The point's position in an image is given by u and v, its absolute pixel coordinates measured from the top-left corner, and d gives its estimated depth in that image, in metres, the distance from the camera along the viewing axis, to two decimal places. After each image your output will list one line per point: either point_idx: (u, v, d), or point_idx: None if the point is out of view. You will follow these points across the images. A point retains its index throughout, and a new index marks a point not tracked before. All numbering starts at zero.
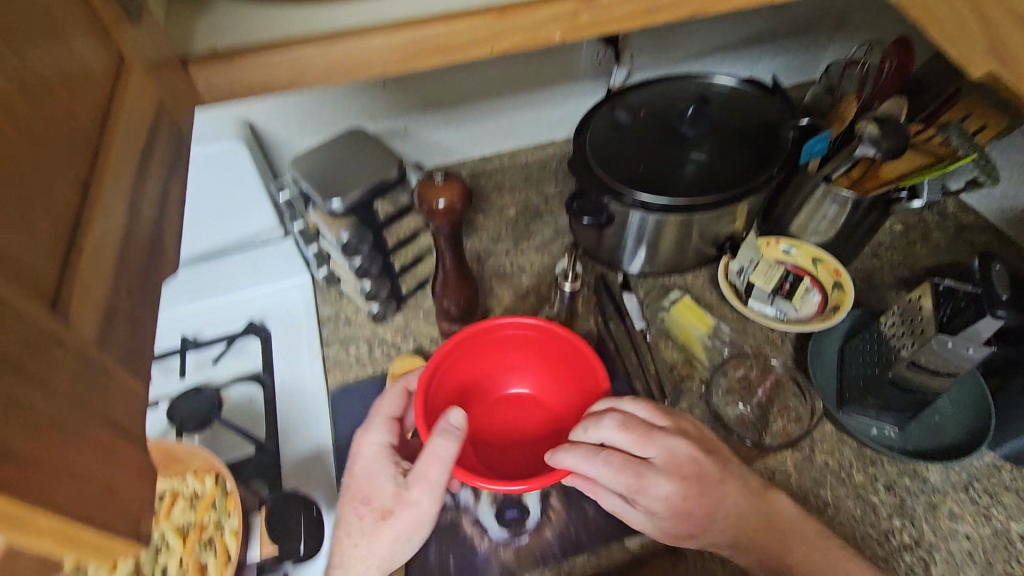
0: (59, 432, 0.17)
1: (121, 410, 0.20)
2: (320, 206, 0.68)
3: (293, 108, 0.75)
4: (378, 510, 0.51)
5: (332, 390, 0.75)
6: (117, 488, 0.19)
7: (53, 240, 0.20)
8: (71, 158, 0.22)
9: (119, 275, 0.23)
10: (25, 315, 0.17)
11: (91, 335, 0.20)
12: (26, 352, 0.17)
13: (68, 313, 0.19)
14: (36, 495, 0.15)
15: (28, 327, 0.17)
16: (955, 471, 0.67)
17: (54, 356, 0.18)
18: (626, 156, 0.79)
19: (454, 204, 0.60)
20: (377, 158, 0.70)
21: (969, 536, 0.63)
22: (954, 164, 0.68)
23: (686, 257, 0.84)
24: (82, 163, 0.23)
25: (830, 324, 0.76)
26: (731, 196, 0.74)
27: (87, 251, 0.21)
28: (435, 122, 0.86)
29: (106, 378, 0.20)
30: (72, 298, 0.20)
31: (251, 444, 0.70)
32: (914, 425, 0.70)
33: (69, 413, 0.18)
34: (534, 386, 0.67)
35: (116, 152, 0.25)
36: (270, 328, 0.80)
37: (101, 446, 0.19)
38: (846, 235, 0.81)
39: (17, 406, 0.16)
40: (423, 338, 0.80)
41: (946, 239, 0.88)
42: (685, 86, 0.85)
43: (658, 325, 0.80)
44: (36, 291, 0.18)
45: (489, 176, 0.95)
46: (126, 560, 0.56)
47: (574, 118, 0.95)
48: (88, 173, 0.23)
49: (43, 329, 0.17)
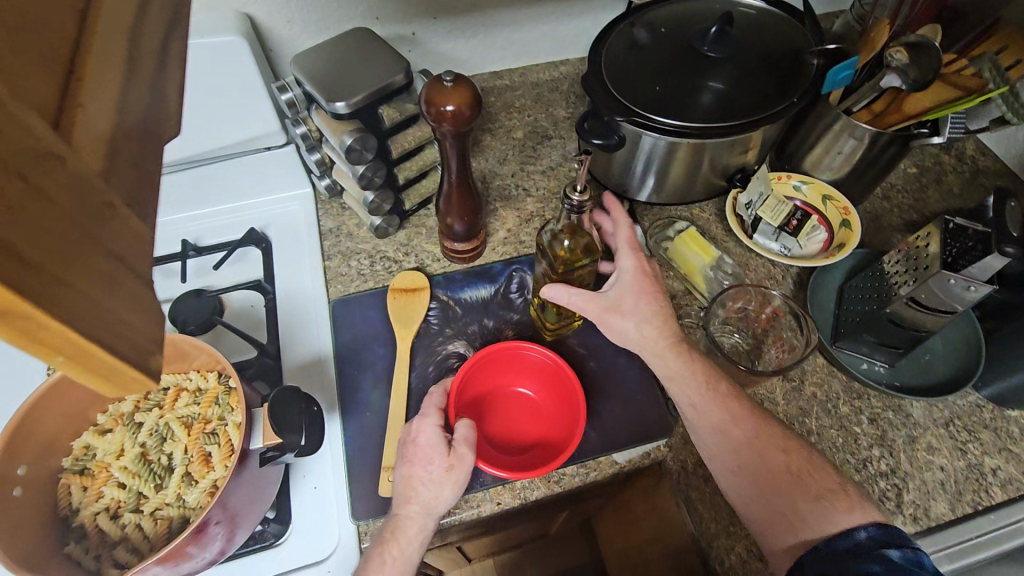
0: (66, 247, 0.16)
1: (127, 245, 0.20)
2: (324, 109, 0.66)
3: (297, 4, 0.71)
4: (444, 466, 0.56)
5: (332, 301, 0.75)
6: (126, 318, 0.19)
7: (53, 61, 0.19)
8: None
9: (124, 116, 0.22)
10: (27, 123, 0.16)
11: (96, 165, 0.19)
12: (28, 161, 0.16)
13: (72, 136, 0.18)
14: (44, 300, 0.15)
15: (29, 136, 0.16)
16: (938, 408, 0.69)
17: (57, 173, 0.17)
18: (643, 76, 0.75)
19: (463, 109, 0.58)
20: (384, 61, 0.67)
21: (943, 467, 0.66)
22: (980, 97, 0.64)
23: (695, 188, 0.82)
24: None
25: (834, 261, 0.75)
26: (749, 123, 0.71)
27: (89, 81, 0.20)
28: (445, 31, 0.82)
29: (112, 210, 0.19)
30: (75, 122, 0.19)
31: (252, 348, 0.71)
32: (904, 363, 0.71)
33: (75, 234, 0.17)
34: (540, 399, 0.68)
35: None
36: (271, 237, 0.80)
37: (108, 273, 0.18)
38: (860, 173, 0.80)
39: (18, 208, 0.15)
40: (425, 255, 0.79)
41: (960, 184, 0.87)
42: (711, 5, 0.80)
43: (661, 255, 0.80)
44: (38, 107, 0.17)
45: (497, 94, 0.91)
46: (133, 446, 0.58)
47: (590, 36, 0.91)
48: (86, 1, 0.21)
49: (45, 144, 0.17)
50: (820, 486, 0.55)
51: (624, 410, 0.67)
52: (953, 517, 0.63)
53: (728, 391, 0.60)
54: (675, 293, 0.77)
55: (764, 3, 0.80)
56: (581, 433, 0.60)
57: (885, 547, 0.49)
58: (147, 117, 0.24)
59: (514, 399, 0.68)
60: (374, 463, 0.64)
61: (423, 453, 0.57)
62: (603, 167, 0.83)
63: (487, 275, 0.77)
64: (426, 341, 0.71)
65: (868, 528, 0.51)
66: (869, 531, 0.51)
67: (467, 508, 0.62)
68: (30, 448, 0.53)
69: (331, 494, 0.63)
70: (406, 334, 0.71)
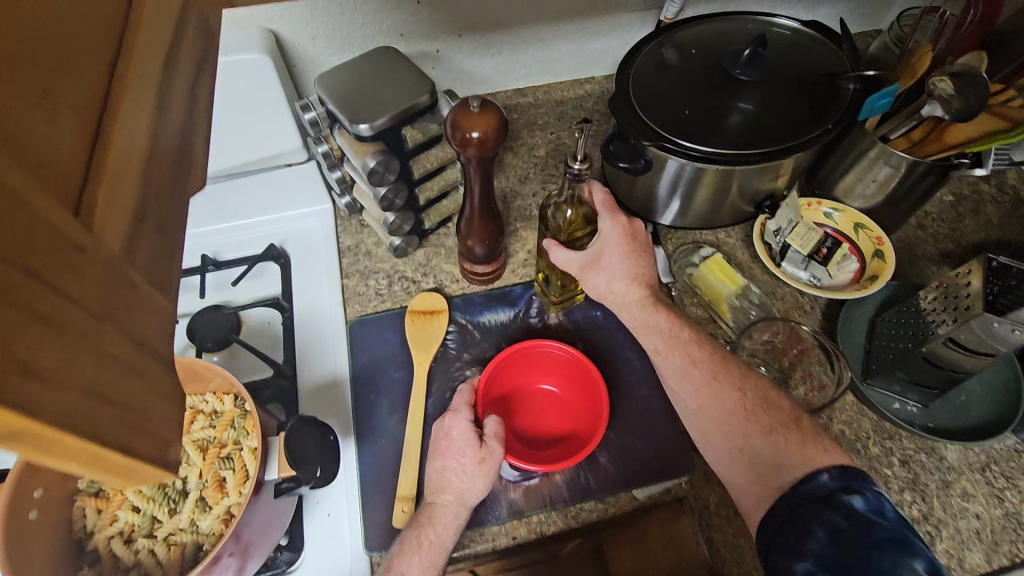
0: (84, 346, 0.15)
1: (147, 328, 0.19)
2: (347, 129, 0.65)
3: (322, 22, 0.70)
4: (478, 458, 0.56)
5: (350, 321, 0.74)
6: (144, 409, 0.18)
7: (79, 134, 0.18)
8: (93, 42, 0.19)
9: (151, 184, 0.21)
10: (47, 217, 0.15)
11: (119, 245, 0.18)
12: (47, 258, 0.15)
13: (94, 218, 0.17)
14: (58, 413, 0.14)
15: (49, 229, 0.15)
16: (974, 452, 0.66)
17: (76, 265, 0.16)
18: (672, 98, 0.74)
19: (489, 136, 0.56)
20: (408, 81, 0.66)
21: (979, 516, 0.63)
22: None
23: (722, 213, 0.80)
24: (106, 48, 0.20)
25: (866, 294, 0.73)
26: (781, 149, 0.69)
27: (115, 152, 0.19)
28: (470, 48, 0.81)
29: (134, 293, 0.18)
30: (98, 201, 0.18)
31: (269, 368, 0.71)
32: (938, 403, 0.68)
33: (94, 331, 0.16)
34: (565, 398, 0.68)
35: (143, 37, 0.22)
36: (290, 254, 0.79)
37: (128, 365, 0.17)
38: (894, 202, 0.77)
39: (35, 314, 0.14)
40: (444, 276, 0.78)
41: (999, 214, 0.84)
42: (743, 27, 0.78)
43: (686, 281, 0.78)
44: (59, 191, 0.16)
45: (521, 112, 0.90)
46: None
47: (617, 54, 0.89)
48: (113, 60, 0.20)
49: (66, 236, 0.15)
50: (771, 421, 0.56)
51: (645, 444, 0.65)
52: (988, 569, 0.60)
53: (689, 337, 0.61)
54: (699, 322, 0.75)
55: (799, 25, 0.78)
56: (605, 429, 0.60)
57: (847, 488, 0.47)
58: (173, 177, 0.23)
59: (538, 397, 0.68)
60: (388, 492, 0.63)
61: (456, 446, 0.57)
62: (628, 189, 0.81)
63: (507, 298, 0.76)
64: (444, 366, 0.70)
65: (831, 470, 0.49)
66: (830, 472, 0.49)
67: (482, 542, 0.60)
68: (48, 472, 0.52)
69: (345, 522, 0.62)
70: (424, 358, 0.70)
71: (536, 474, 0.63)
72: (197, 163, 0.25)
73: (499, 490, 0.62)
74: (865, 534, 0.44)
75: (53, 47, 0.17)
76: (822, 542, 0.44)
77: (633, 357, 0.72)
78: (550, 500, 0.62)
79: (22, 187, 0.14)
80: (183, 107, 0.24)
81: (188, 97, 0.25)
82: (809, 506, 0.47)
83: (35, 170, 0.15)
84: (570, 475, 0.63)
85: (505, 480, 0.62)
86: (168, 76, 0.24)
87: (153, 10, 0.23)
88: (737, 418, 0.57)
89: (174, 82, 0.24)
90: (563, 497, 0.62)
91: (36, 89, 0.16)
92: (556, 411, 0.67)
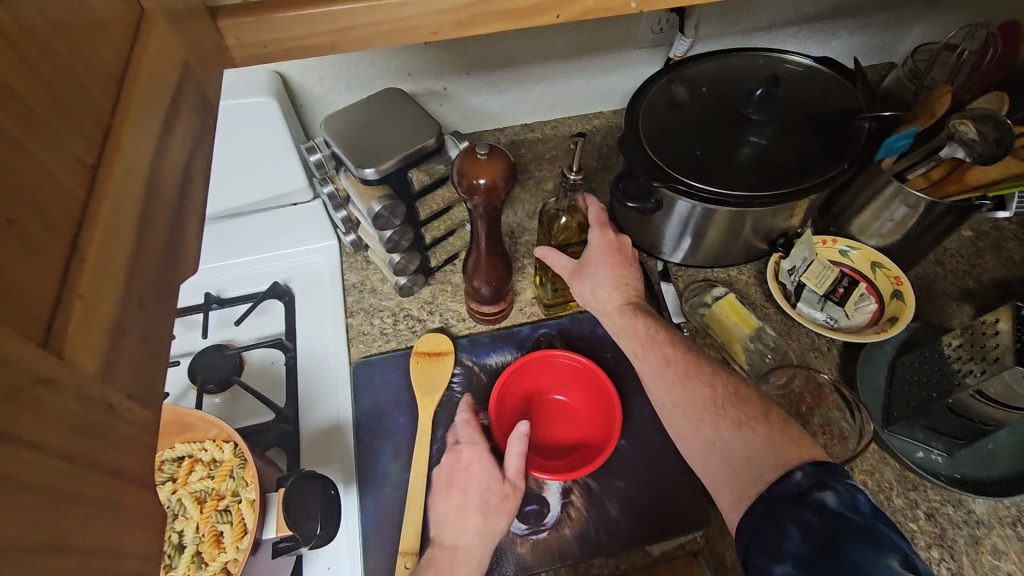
0: (49, 499, 0.14)
1: (124, 453, 0.17)
2: (353, 173, 0.64)
3: (329, 63, 0.70)
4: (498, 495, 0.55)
5: (354, 362, 0.73)
6: (120, 548, 0.16)
7: (54, 245, 0.17)
8: (74, 143, 0.18)
9: (134, 285, 0.20)
10: (10, 357, 0.14)
11: (94, 366, 0.17)
12: (10, 404, 0.13)
13: (68, 342, 0.16)
14: None
15: (12, 370, 0.14)
16: (1004, 504, 0.63)
17: (44, 404, 0.14)
18: (682, 137, 0.72)
19: (496, 183, 0.55)
20: (415, 123, 0.66)
21: (1012, 575, 0.60)
22: None
23: (735, 250, 0.78)
24: (89, 148, 0.19)
25: (885, 337, 0.71)
26: (796, 191, 0.67)
27: (95, 259, 0.18)
28: (477, 86, 0.80)
29: (110, 416, 0.17)
30: (72, 322, 0.16)
31: (271, 411, 0.69)
32: (964, 453, 0.65)
33: (62, 475, 0.15)
34: (574, 402, 0.66)
35: (131, 121, 0.21)
36: (294, 292, 0.78)
37: (101, 502, 0.16)
38: (912, 241, 0.75)
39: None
40: (450, 315, 0.77)
41: (1020, 251, 0.81)
42: (754, 64, 0.77)
43: (698, 321, 0.76)
44: (27, 322, 0.15)
45: (528, 146, 0.89)
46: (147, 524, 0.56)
47: (625, 89, 0.89)
48: (97, 157, 0.19)
49: (33, 373, 0.14)
50: (738, 415, 0.52)
51: (658, 495, 0.62)
52: None
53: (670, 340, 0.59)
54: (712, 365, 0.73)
55: (811, 62, 0.77)
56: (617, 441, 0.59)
57: (820, 485, 0.44)
58: (157, 269, 0.21)
59: (547, 406, 0.66)
60: (391, 544, 0.60)
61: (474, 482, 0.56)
62: (637, 226, 0.80)
63: (514, 339, 0.74)
64: (449, 410, 0.68)
65: (803, 466, 0.45)
66: (804, 470, 0.45)
67: None
68: None
69: None
70: (429, 402, 0.68)
71: (545, 527, 0.60)
72: (190, 249, 0.24)
73: (506, 545, 0.60)
74: (837, 528, 0.41)
75: (27, 155, 0.16)
76: (796, 541, 0.41)
77: (644, 402, 0.69)
78: (559, 555, 0.59)
79: None
80: (172, 189, 0.23)
81: (179, 177, 0.24)
82: (781, 506, 0.44)
83: (1, 303, 0.14)
84: (580, 529, 0.60)
85: (512, 534, 0.60)
86: (158, 160, 0.23)
87: (143, 95, 0.23)
88: (714, 421, 0.53)
89: (165, 167, 0.23)
90: (573, 552, 0.59)
91: (2, 207, 0.15)
92: (569, 419, 0.65)
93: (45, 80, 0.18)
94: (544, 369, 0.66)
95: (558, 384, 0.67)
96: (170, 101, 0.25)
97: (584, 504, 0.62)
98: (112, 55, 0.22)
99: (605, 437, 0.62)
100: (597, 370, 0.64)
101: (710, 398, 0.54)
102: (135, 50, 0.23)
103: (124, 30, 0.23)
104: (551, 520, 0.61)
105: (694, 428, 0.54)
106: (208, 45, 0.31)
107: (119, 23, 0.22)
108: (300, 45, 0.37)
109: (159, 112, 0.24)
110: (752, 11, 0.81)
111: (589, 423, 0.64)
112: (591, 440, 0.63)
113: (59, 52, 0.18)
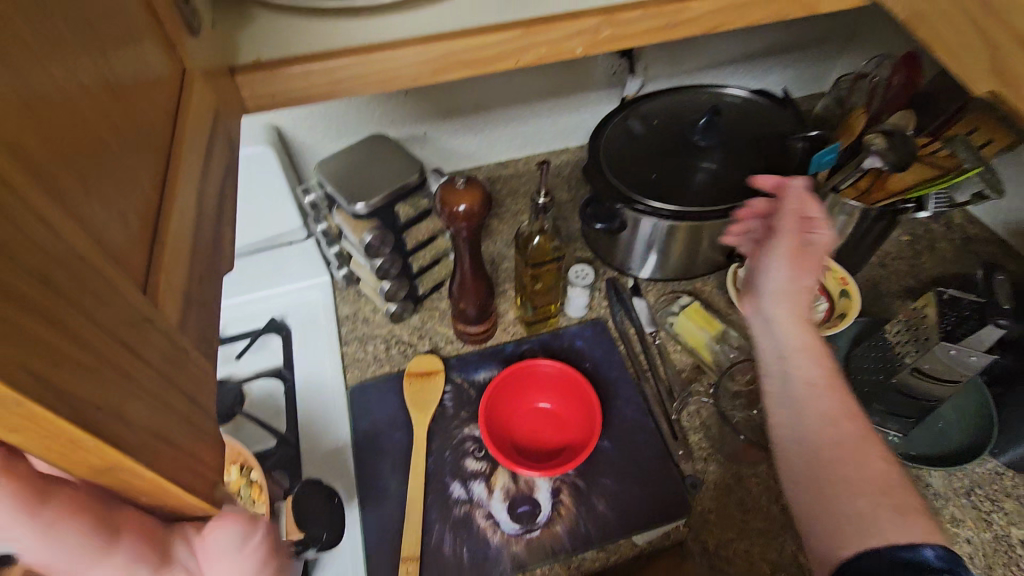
0: (154, 404, 0.19)
1: (195, 389, 0.23)
2: (345, 209, 0.71)
3: (319, 115, 0.78)
4: None
5: (350, 387, 0.77)
6: (197, 455, 0.21)
7: (144, 230, 0.22)
8: (149, 156, 0.24)
9: (193, 268, 0.25)
10: (128, 298, 0.19)
11: (175, 321, 0.23)
12: (130, 331, 0.19)
13: (155, 298, 0.22)
14: (143, 456, 0.18)
15: (129, 307, 0.19)
16: (957, 476, 0.69)
17: (147, 335, 0.20)
18: (639, 164, 0.81)
19: (475, 209, 0.62)
20: (399, 162, 0.73)
21: (970, 540, 0.65)
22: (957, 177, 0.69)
23: (697, 263, 0.86)
24: (158, 164, 0.25)
25: (836, 331, 0.77)
26: (743, 204, 0.76)
27: (168, 244, 0.24)
28: (453, 129, 0.89)
29: (185, 360, 0.22)
30: (159, 285, 0.22)
31: (273, 437, 0.73)
32: (918, 432, 0.71)
33: (161, 390, 0.20)
34: (556, 407, 0.71)
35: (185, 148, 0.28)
36: (291, 326, 0.83)
37: (184, 418, 0.21)
38: (853, 245, 0.83)
39: (126, 377, 0.18)
40: (439, 338, 0.82)
41: (952, 249, 0.90)
42: (698, 98, 0.87)
43: (668, 329, 0.83)
44: (133, 277, 0.21)
45: (503, 181, 0.97)
46: None
47: (587, 126, 0.98)
48: (166, 171, 0.25)
49: (140, 313, 0.20)
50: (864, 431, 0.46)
51: (641, 490, 0.67)
52: None
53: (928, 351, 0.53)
54: (684, 368, 0.79)
55: (746, 94, 0.87)
56: (597, 438, 0.64)
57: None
58: (208, 260, 0.27)
59: (530, 414, 0.71)
60: (393, 554, 0.64)
61: None
62: (607, 247, 0.87)
63: (500, 356, 0.79)
64: (442, 424, 0.73)
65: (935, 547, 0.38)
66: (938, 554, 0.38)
67: None
68: None
69: None
70: (423, 418, 0.72)
71: (538, 526, 0.64)
72: (226, 251, 0.30)
73: (501, 545, 0.63)
74: None
75: (123, 163, 0.22)
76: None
77: (623, 405, 0.75)
78: (552, 551, 0.63)
79: (114, 276, 0.19)
80: (213, 202, 0.30)
81: (217, 194, 0.31)
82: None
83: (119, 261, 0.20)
84: (570, 525, 0.64)
85: (507, 534, 0.64)
86: (203, 178, 0.29)
87: (189, 130, 0.29)
88: (824, 421, 0.46)
89: (207, 183, 0.29)
90: (565, 547, 0.63)
91: (114, 198, 0.21)
92: (551, 421, 0.70)
93: (133, 111, 0.24)
94: (524, 380, 0.71)
95: (539, 393, 0.72)
96: (209, 135, 0.32)
97: (573, 502, 0.66)
98: (169, 98, 0.28)
99: (581, 440, 0.67)
100: (574, 375, 0.69)
101: (859, 420, 0.46)
102: (183, 96, 0.30)
103: (176, 81, 0.29)
104: (543, 519, 0.65)
105: (809, 429, 0.47)
106: (229, 98, 0.38)
107: (173, 76, 0.29)
108: (301, 95, 0.44)
109: (202, 143, 0.30)
110: (693, 54, 0.92)
111: (571, 426, 0.69)
112: (573, 440, 0.68)
113: (140, 96, 0.25)
